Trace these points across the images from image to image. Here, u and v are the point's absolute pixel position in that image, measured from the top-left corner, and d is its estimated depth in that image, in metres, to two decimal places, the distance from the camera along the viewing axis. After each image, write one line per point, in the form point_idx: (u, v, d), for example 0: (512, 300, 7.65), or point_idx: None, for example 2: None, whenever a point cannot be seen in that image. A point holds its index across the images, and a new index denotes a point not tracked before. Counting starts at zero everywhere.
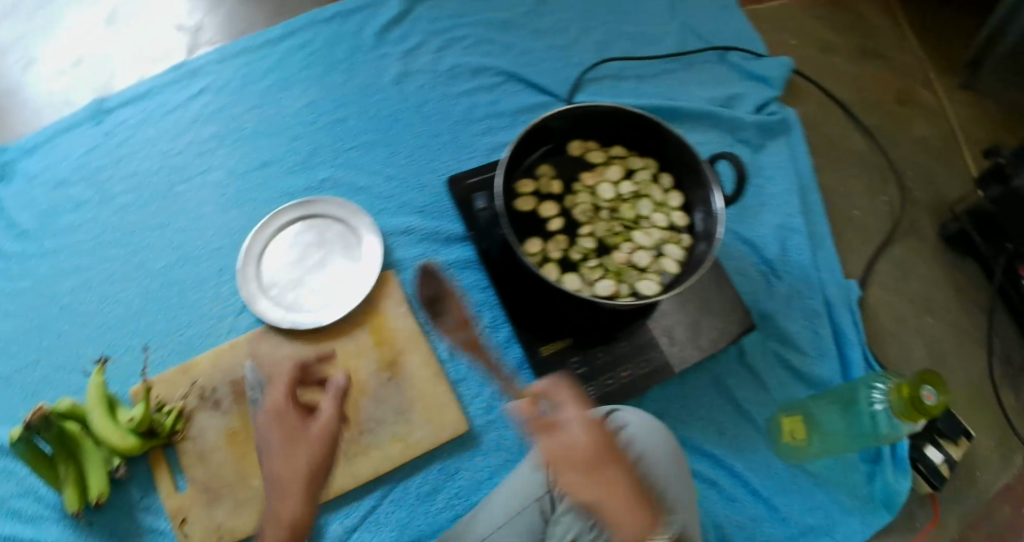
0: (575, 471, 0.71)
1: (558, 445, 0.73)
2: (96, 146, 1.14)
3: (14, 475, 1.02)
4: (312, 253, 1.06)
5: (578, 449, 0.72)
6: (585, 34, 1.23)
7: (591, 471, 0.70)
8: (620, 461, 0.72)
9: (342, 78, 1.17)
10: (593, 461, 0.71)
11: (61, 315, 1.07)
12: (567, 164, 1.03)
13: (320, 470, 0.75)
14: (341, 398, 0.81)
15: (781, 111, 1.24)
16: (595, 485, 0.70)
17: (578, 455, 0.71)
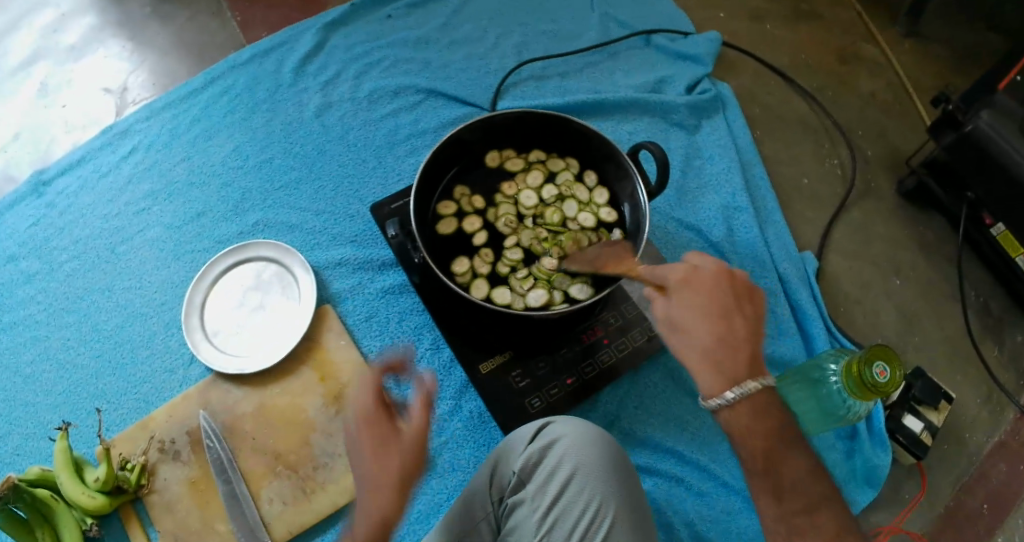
0: (691, 319, 0.74)
1: (660, 305, 0.78)
2: (41, 217, 1.17)
3: None
4: (252, 296, 1.07)
5: (709, 294, 0.75)
6: (502, 39, 1.26)
7: (719, 315, 0.74)
8: (729, 306, 0.75)
9: (263, 119, 1.19)
10: (721, 306, 0.75)
11: (23, 386, 1.08)
12: (486, 177, 1.02)
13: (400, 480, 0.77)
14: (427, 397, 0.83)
15: (714, 88, 1.23)
16: (714, 330, 0.73)
17: (707, 301, 0.75)
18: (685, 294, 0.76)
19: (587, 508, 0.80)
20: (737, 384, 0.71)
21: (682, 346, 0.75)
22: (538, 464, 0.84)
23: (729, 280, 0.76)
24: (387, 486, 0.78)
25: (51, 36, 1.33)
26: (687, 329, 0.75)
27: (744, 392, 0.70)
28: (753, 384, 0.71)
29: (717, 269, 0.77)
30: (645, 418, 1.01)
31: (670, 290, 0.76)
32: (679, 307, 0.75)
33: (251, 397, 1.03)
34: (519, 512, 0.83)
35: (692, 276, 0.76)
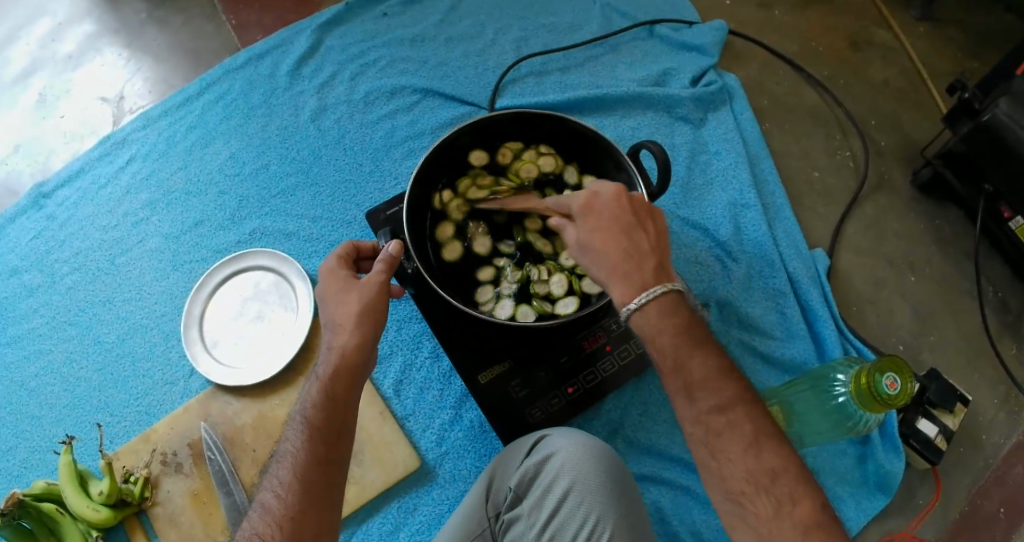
0: (599, 240, 0.73)
1: (569, 234, 0.77)
2: (41, 229, 1.15)
3: None
4: (250, 306, 1.06)
5: (613, 216, 0.74)
6: (501, 34, 1.22)
7: (621, 233, 0.73)
8: (636, 222, 0.74)
9: (260, 124, 1.17)
10: (622, 224, 0.74)
11: (27, 401, 1.07)
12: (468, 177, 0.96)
13: (357, 365, 0.76)
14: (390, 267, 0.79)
15: (720, 79, 1.18)
16: (621, 245, 0.73)
17: (610, 221, 0.74)
18: (588, 219, 0.75)
19: (585, 524, 0.79)
20: (643, 290, 0.70)
21: (593, 265, 0.74)
22: (534, 478, 0.82)
23: (627, 201, 0.75)
24: (348, 334, 0.76)
25: (49, 46, 1.31)
26: (595, 248, 0.73)
27: (649, 298, 0.70)
28: (659, 289, 0.70)
29: (616, 192, 0.76)
30: (650, 426, 0.99)
31: (574, 217, 0.76)
32: (585, 231, 0.75)
33: (250, 409, 1.02)
34: (515, 528, 0.81)
35: (593, 200, 0.76)
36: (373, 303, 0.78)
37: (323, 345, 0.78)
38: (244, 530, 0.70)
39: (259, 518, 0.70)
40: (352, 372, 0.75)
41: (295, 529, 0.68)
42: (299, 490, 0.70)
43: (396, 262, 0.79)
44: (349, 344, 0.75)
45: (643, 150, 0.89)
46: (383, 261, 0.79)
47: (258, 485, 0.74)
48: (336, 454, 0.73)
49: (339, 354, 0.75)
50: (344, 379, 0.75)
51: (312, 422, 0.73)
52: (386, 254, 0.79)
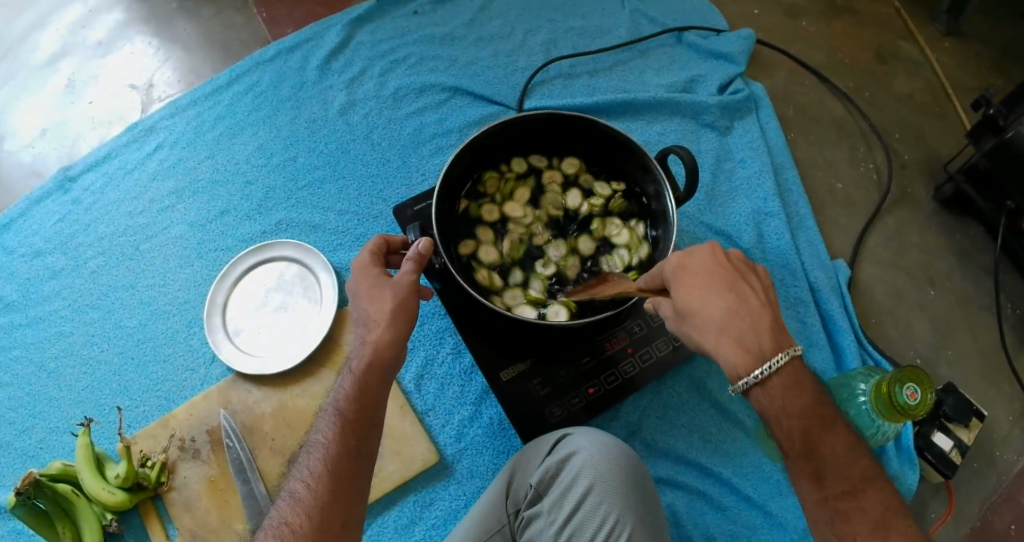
0: (702, 300, 0.74)
1: (669, 302, 0.77)
2: (66, 213, 1.16)
3: None
4: (273, 296, 1.07)
5: (717, 283, 0.74)
6: (531, 36, 1.23)
7: (726, 288, 0.74)
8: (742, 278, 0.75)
9: (288, 117, 1.18)
10: (724, 279, 0.74)
11: (48, 382, 1.08)
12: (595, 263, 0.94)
13: (388, 362, 0.76)
14: (421, 262, 0.80)
15: (746, 87, 1.19)
16: (725, 302, 0.73)
17: (712, 279, 0.74)
18: (685, 280, 0.75)
19: (604, 524, 0.79)
20: (765, 362, 0.71)
21: (698, 330, 0.74)
22: (555, 477, 0.82)
23: (724, 256, 0.76)
24: (381, 330, 0.77)
25: (80, 32, 1.32)
26: (701, 311, 0.73)
27: (771, 370, 0.71)
28: (781, 358, 0.71)
29: (712, 249, 0.77)
30: (668, 429, 0.99)
31: (671, 282, 0.76)
32: (688, 296, 0.74)
33: (271, 398, 1.02)
34: (534, 526, 0.82)
35: (687, 261, 0.76)
36: (404, 301, 0.78)
37: (356, 340, 0.78)
38: (272, 518, 0.70)
39: (287, 506, 0.70)
40: (383, 368, 0.76)
41: (324, 518, 0.69)
42: (328, 481, 0.71)
43: (425, 263, 0.80)
44: (383, 339, 0.76)
45: (671, 154, 0.89)
46: (413, 261, 0.79)
47: (288, 474, 0.74)
48: (363, 449, 0.73)
49: (372, 349, 0.76)
50: (377, 374, 0.76)
51: (344, 414, 0.74)
52: (415, 253, 0.79)
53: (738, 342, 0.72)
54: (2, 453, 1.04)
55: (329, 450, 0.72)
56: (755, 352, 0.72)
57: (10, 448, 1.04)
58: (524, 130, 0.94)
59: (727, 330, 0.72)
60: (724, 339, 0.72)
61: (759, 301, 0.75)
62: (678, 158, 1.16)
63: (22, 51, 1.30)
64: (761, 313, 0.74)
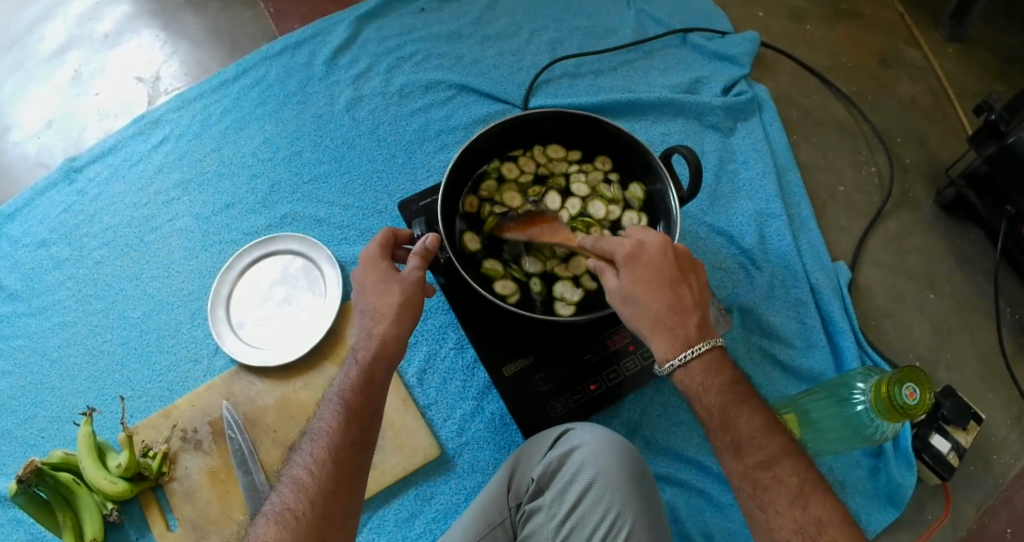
0: (645, 295, 0.77)
1: (611, 280, 0.79)
2: (71, 203, 1.20)
3: (23, 523, 1.06)
4: (277, 289, 1.06)
5: (653, 271, 0.77)
6: (536, 35, 1.21)
7: (667, 287, 0.77)
8: (683, 277, 0.78)
9: (295, 111, 1.17)
10: (667, 278, 0.77)
11: (51, 370, 1.12)
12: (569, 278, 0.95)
13: (393, 357, 0.78)
14: (428, 255, 0.80)
15: (750, 89, 1.18)
16: (665, 300, 0.77)
17: (656, 274, 0.77)
18: (633, 270, 0.77)
19: (604, 519, 0.80)
20: (686, 348, 0.75)
21: (636, 317, 0.77)
22: (557, 471, 0.83)
23: (673, 254, 0.78)
24: (388, 323, 0.78)
25: (86, 24, 1.33)
26: (640, 301, 0.77)
27: (691, 356, 0.75)
28: (702, 345, 0.75)
29: (662, 243, 0.79)
30: (669, 427, 1.00)
31: (619, 266, 0.78)
32: (630, 283, 0.77)
33: (273, 390, 1.02)
34: (535, 519, 0.82)
35: (639, 251, 0.78)
36: (410, 296, 0.79)
37: (361, 331, 0.79)
38: (273, 504, 0.70)
39: (289, 492, 0.70)
40: (391, 359, 0.77)
41: (325, 505, 0.69)
42: (330, 470, 0.71)
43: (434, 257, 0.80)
44: (390, 333, 0.77)
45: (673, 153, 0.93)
46: (421, 256, 0.80)
47: (288, 461, 0.75)
48: (367, 438, 0.74)
49: (378, 343, 0.77)
50: (383, 363, 0.77)
51: (349, 403, 0.75)
52: (421, 248, 0.80)
53: (657, 330, 0.76)
54: (5, 441, 1.08)
55: (333, 438, 0.73)
56: (682, 339, 0.76)
57: (13, 437, 1.08)
58: (519, 131, 0.96)
59: (659, 324, 0.76)
60: (652, 328, 0.76)
61: (688, 289, 0.78)
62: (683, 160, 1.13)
63: (27, 43, 1.31)
64: (695, 312, 0.77)
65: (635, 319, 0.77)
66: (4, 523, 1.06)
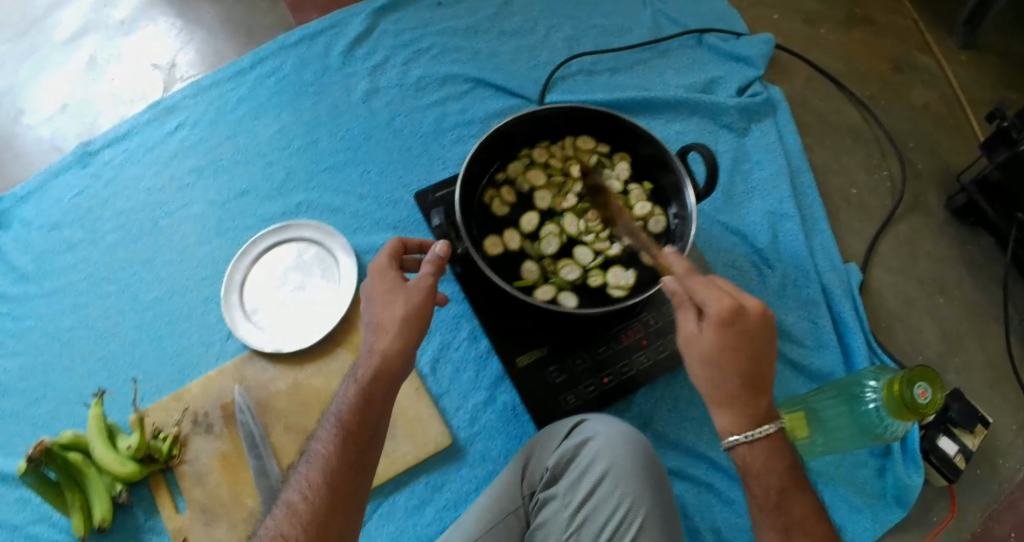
0: (728, 361, 0.75)
1: (692, 326, 0.77)
2: (86, 187, 1.20)
3: (31, 502, 1.05)
4: (291, 277, 1.06)
5: (740, 343, 0.75)
6: (553, 31, 1.22)
7: (750, 360, 0.75)
8: (768, 352, 0.76)
9: (312, 101, 1.17)
10: (753, 352, 0.75)
11: (61, 352, 1.12)
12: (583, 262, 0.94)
13: (394, 375, 0.76)
14: (435, 265, 0.79)
15: (765, 91, 1.19)
16: (746, 373, 0.75)
17: (745, 344, 0.75)
18: (727, 334, 0.75)
19: (617, 509, 0.80)
20: (754, 428, 0.76)
21: (712, 380, 0.76)
22: (571, 461, 0.84)
23: (766, 328, 0.76)
24: (390, 338, 0.76)
25: (102, 11, 1.35)
26: (721, 364, 0.75)
27: (757, 436, 0.76)
28: (770, 427, 0.76)
29: (761, 313, 0.76)
30: (679, 422, 1.01)
31: (708, 321, 0.75)
32: (716, 345, 0.75)
33: (286, 375, 1.02)
34: (549, 507, 0.83)
35: (737, 316, 0.75)
36: (414, 309, 0.78)
37: (365, 345, 0.78)
38: (268, 527, 0.72)
39: (283, 517, 0.71)
40: (390, 376, 0.76)
41: (318, 530, 0.70)
42: (325, 494, 0.72)
43: (444, 265, 0.79)
44: (391, 348, 0.76)
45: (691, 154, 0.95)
46: (432, 263, 0.79)
47: (288, 481, 0.76)
48: (364, 460, 0.74)
49: (379, 359, 0.76)
50: (382, 383, 0.75)
51: (346, 424, 0.74)
52: (432, 255, 0.79)
53: (727, 403, 0.76)
54: (13, 421, 1.08)
55: (329, 461, 0.73)
56: (748, 413, 0.76)
57: (20, 417, 1.09)
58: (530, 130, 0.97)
59: (734, 399, 0.76)
60: (723, 399, 0.76)
61: (771, 365, 0.77)
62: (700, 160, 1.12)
63: (44, 27, 1.33)
64: (768, 394, 0.77)
65: (710, 386, 0.77)
66: (10, 502, 1.05)
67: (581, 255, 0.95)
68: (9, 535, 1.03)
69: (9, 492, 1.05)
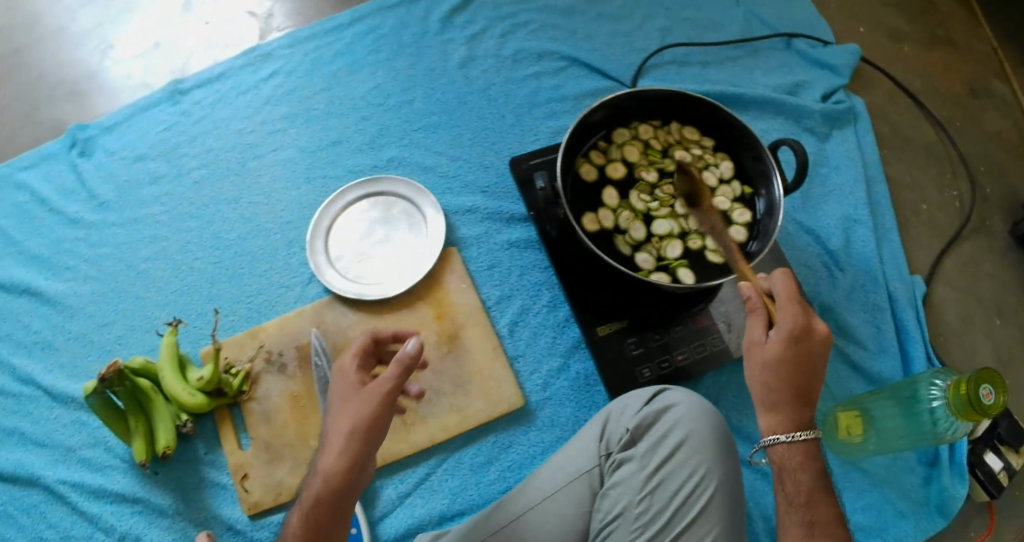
0: (784, 370, 0.77)
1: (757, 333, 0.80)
2: (173, 123, 1.22)
3: (87, 426, 1.08)
4: (377, 229, 1.07)
5: (799, 358, 0.77)
6: (648, 20, 1.24)
7: (803, 376, 0.77)
8: (819, 373, 0.78)
9: (409, 62, 1.20)
10: (808, 369, 0.77)
11: (136, 280, 1.14)
12: (661, 239, 0.96)
13: (341, 497, 0.70)
14: (399, 370, 0.72)
15: (848, 100, 1.22)
16: (796, 386, 0.77)
17: (800, 360, 0.77)
18: (792, 348, 0.77)
19: (692, 476, 0.83)
20: (795, 431, 0.77)
21: (764, 386, 0.78)
22: (651, 426, 0.86)
23: (823, 352, 0.78)
24: (335, 455, 0.71)
25: None
26: (775, 374, 0.77)
27: (798, 438, 0.77)
28: (808, 434, 0.77)
29: (824, 337, 0.78)
30: (742, 409, 1.03)
31: (777, 332, 0.77)
32: (775, 356, 0.77)
33: (365, 323, 1.03)
34: (624, 468, 0.85)
35: (803, 334, 0.77)
36: (365, 422, 0.72)
37: (316, 457, 0.74)
38: None
39: None
40: (335, 497, 0.70)
41: None
42: None
43: (410, 369, 0.72)
44: (335, 467, 0.70)
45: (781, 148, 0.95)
46: (398, 366, 0.72)
47: None
48: None
49: (321, 480, 0.70)
50: (326, 504, 0.70)
51: None
52: (398, 357, 0.72)
53: (774, 407, 0.78)
54: (83, 343, 1.12)
55: None
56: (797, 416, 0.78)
57: (90, 340, 1.12)
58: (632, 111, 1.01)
59: (781, 405, 0.77)
60: (769, 405, 0.78)
61: (820, 382, 0.79)
62: (792, 158, 1.14)
63: None
64: (811, 406, 0.78)
65: (761, 391, 0.78)
66: (66, 424, 1.08)
67: (660, 232, 0.97)
68: (62, 457, 1.06)
69: (64, 415, 1.09)
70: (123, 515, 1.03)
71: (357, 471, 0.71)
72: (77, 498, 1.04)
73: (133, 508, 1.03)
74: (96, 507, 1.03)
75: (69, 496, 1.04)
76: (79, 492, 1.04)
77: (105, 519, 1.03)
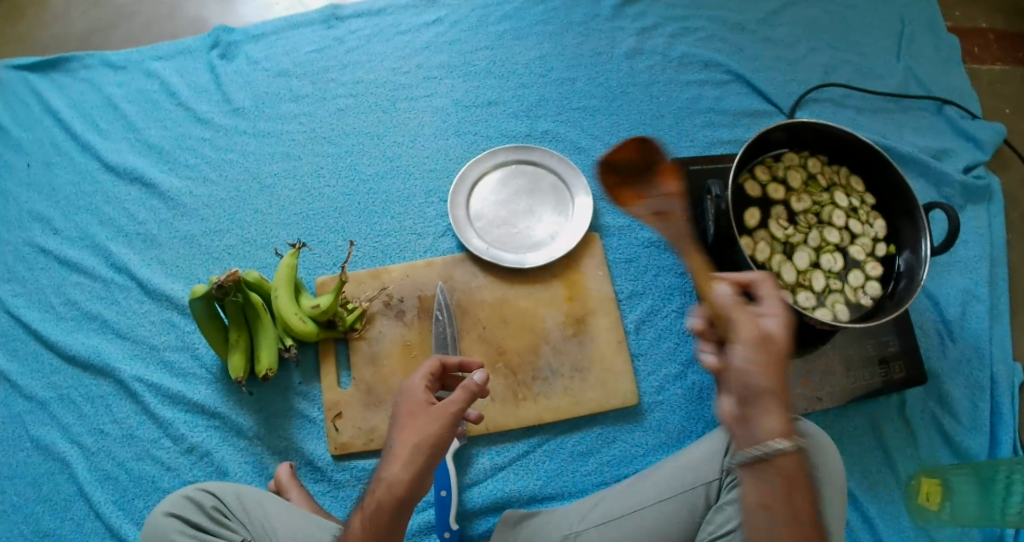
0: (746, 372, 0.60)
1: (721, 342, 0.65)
2: (324, 46, 1.20)
3: (178, 328, 1.05)
4: (522, 199, 1.07)
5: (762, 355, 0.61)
6: (812, 53, 1.24)
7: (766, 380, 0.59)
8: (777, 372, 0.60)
9: (577, 41, 1.19)
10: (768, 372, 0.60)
11: (258, 193, 1.12)
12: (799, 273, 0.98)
13: (403, 507, 0.70)
14: (474, 392, 0.73)
15: (987, 176, 1.22)
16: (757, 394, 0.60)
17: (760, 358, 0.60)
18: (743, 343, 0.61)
19: None
20: (757, 446, 0.59)
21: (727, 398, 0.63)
22: None
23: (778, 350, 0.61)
24: (400, 466, 0.70)
25: None
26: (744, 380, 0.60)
27: (766, 454, 0.59)
28: (783, 445, 0.59)
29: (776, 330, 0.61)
30: None
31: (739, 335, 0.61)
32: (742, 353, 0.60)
33: (493, 289, 1.03)
34: None
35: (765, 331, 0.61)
36: (433, 436, 0.72)
37: (379, 463, 0.73)
38: None
39: None
40: (398, 504, 0.69)
41: None
42: None
43: (479, 395, 0.73)
44: (400, 476, 0.70)
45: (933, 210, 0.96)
46: (466, 389, 0.73)
47: None
48: None
49: (384, 487, 0.70)
50: (389, 510, 0.69)
51: None
52: (469, 382, 0.73)
53: (750, 420, 0.60)
54: (189, 245, 1.09)
55: None
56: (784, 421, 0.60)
57: (198, 243, 1.09)
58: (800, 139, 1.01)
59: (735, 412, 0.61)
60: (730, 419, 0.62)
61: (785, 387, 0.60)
62: (944, 221, 1.16)
63: None
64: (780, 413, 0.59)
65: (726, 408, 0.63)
66: (154, 323, 1.05)
67: (798, 265, 0.98)
68: (143, 354, 1.04)
69: (156, 312, 1.06)
70: (196, 427, 1.00)
71: (424, 484, 0.71)
72: (151, 399, 1.01)
73: (208, 422, 1.00)
74: (170, 412, 1.01)
75: (143, 396, 1.01)
76: (155, 394, 1.01)
77: (177, 427, 1.00)
